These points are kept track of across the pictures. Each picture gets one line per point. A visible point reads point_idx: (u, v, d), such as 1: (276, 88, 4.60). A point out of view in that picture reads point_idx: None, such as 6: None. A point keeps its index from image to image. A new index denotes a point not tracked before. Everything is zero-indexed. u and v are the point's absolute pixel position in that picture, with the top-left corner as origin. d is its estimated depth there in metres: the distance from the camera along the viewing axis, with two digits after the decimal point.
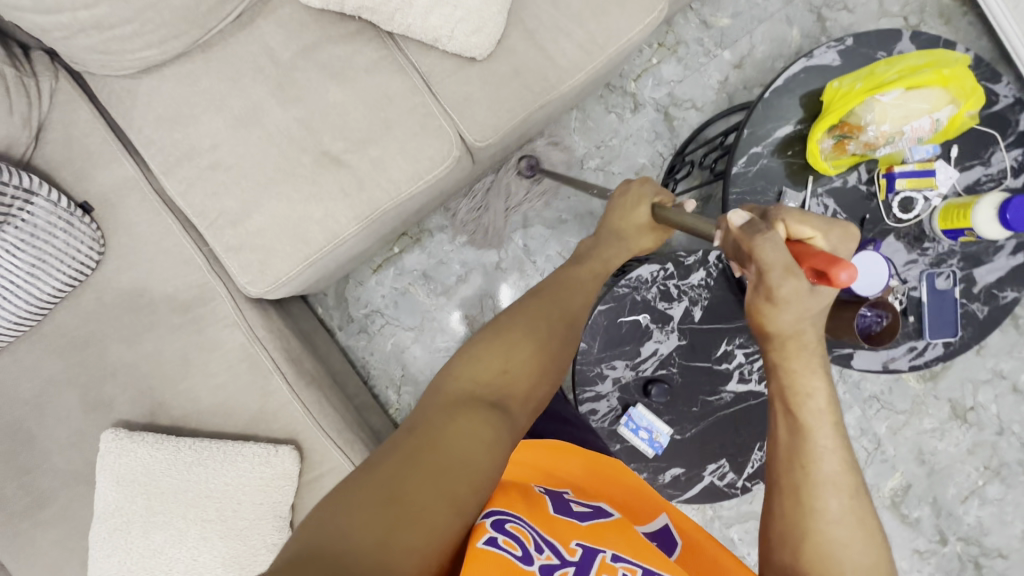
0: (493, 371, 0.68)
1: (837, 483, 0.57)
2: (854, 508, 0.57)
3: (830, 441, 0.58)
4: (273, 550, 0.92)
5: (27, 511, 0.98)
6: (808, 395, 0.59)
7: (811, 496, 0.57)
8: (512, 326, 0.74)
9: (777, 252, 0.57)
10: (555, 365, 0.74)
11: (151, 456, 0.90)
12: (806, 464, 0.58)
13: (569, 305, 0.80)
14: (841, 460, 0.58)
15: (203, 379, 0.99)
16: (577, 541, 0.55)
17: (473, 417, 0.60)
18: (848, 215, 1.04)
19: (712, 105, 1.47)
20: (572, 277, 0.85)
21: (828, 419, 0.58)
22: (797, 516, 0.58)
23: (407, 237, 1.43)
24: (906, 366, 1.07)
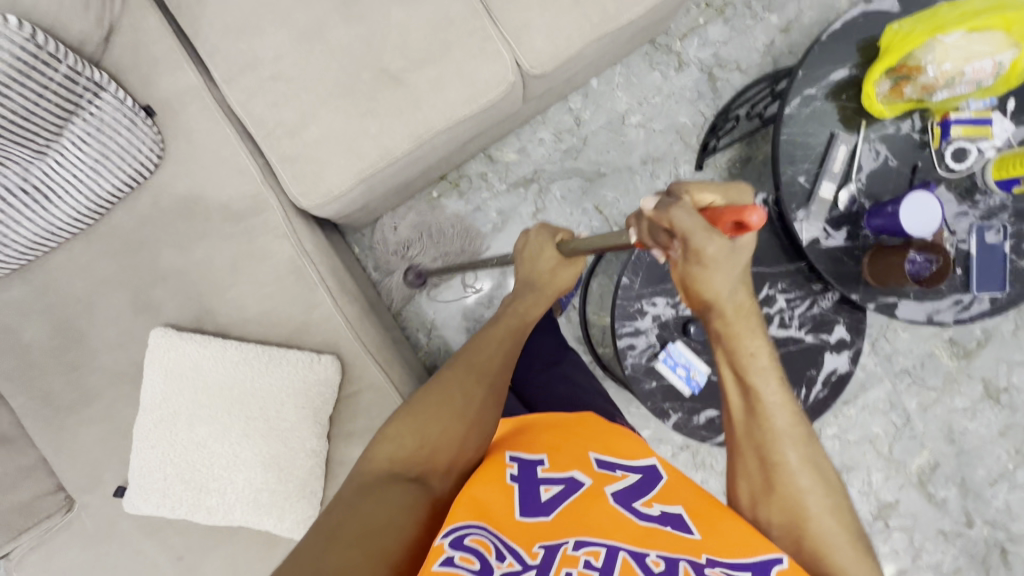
0: (412, 443, 0.66)
1: (790, 434, 0.61)
2: (809, 455, 0.61)
3: (776, 397, 0.62)
4: (311, 455, 0.93)
5: (73, 407, 1.00)
6: (752, 358, 0.62)
7: (772, 451, 0.61)
8: (426, 396, 0.71)
9: (691, 218, 0.55)
10: (482, 426, 0.71)
11: (200, 352, 0.92)
12: (762, 424, 0.62)
13: (486, 363, 0.77)
14: (788, 411, 0.62)
15: (250, 288, 1.00)
16: (539, 543, 0.54)
17: (387, 496, 0.59)
18: (900, 162, 1.04)
19: (757, 68, 1.46)
20: (488, 337, 0.81)
21: (772, 377, 0.62)
22: (762, 469, 0.61)
23: (446, 182, 1.45)
24: (951, 320, 1.06)
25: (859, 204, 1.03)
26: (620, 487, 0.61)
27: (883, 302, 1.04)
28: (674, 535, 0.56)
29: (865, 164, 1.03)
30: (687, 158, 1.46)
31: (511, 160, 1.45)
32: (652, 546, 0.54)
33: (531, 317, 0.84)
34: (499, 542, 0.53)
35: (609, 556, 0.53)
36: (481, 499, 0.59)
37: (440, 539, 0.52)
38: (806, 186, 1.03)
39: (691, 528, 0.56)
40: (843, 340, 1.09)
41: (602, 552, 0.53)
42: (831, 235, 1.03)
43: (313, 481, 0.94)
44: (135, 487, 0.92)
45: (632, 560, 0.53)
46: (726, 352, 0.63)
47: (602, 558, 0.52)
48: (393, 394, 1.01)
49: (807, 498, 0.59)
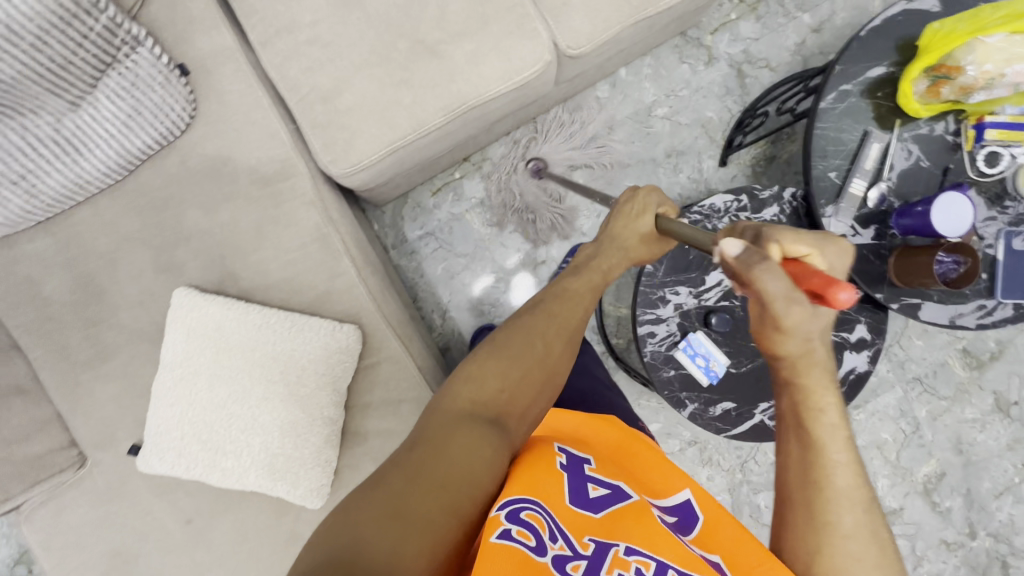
0: (493, 387, 0.64)
1: (850, 498, 0.55)
2: (866, 523, 0.55)
3: (844, 456, 0.56)
4: (329, 422, 0.93)
5: (90, 362, 1.00)
6: (820, 407, 0.57)
7: (823, 512, 0.55)
8: (508, 342, 0.70)
9: (777, 283, 0.50)
10: (553, 382, 0.71)
11: (223, 313, 0.92)
12: (821, 480, 0.56)
13: (568, 320, 0.75)
14: (855, 474, 0.56)
15: (274, 254, 1.00)
16: (591, 535, 0.54)
17: (472, 436, 0.58)
18: (931, 164, 1.03)
19: (786, 67, 1.46)
20: (571, 288, 0.79)
21: (840, 436, 0.56)
22: (810, 530, 0.56)
23: (469, 163, 1.44)
24: (974, 324, 1.05)
25: (889, 203, 1.03)
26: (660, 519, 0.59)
27: (907, 303, 1.04)
28: (713, 570, 0.53)
29: (897, 163, 1.03)
30: (711, 153, 1.45)
31: (536, 145, 1.45)
32: (695, 570, 0.51)
33: (613, 272, 0.82)
34: (552, 523, 0.53)
35: (659, 569, 0.51)
36: (539, 475, 0.58)
37: (496, 508, 0.51)
38: (836, 182, 1.03)
39: (726, 575, 0.54)
40: (863, 340, 1.08)
41: (651, 565, 0.52)
42: (858, 233, 1.03)
43: (329, 449, 0.94)
44: (151, 446, 0.91)
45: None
46: (791, 396, 0.58)
47: (652, 569, 0.51)
48: (411, 368, 1.00)
49: (855, 566, 0.54)
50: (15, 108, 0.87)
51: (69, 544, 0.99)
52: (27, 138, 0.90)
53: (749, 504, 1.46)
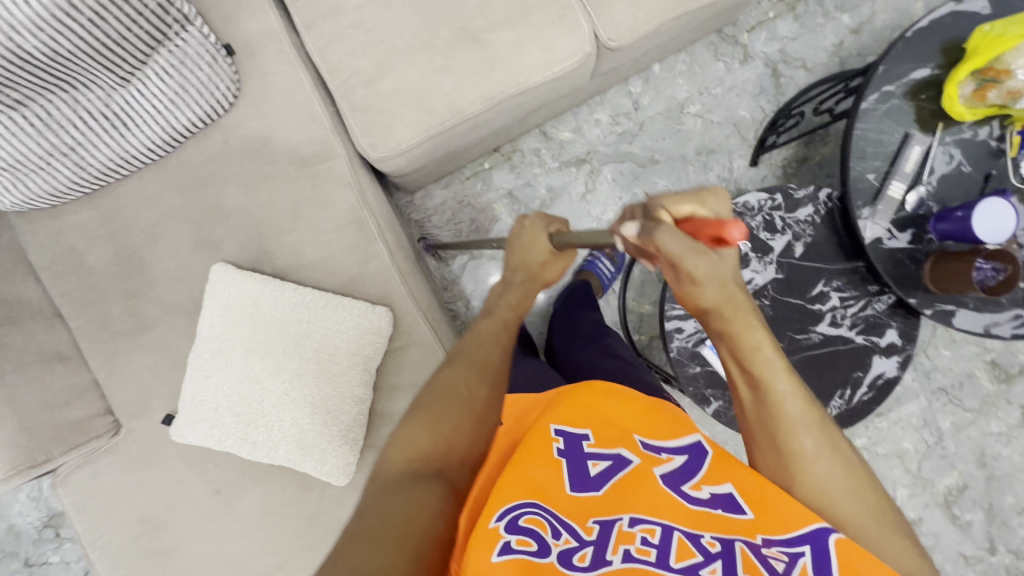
0: (426, 444, 0.64)
1: (804, 421, 0.58)
2: (824, 439, 0.58)
3: (787, 385, 0.59)
4: (358, 401, 0.95)
5: (128, 333, 1.02)
6: (756, 347, 0.59)
7: (787, 442, 0.58)
8: (431, 394, 0.69)
9: (677, 240, 0.55)
10: (490, 419, 0.69)
11: (260, 289, 0.94)
12: (777, 414, 0.58)
13: (490, 359, 0.74)
14: (800, 397, 0.59)
15: (310, 234, 1.02)
16: (593, 519, 0.55)
17: (406, 497, 0.58)
18: (973, 169, 1.01)
19: (823, 68, 1.44)
20: (482, 330, 0.78)
21: (779, 363, 0.59)
22: (781, 463, 0.58)
23: (499, 154, 1.45)
24: (1009, 334, 1.04)
25: (927, 207, 1.01)
26: (667, 470, 0.60)
27: (940, 309, 1.03)
28: (725, 515, 0.54)
29: (937, 167, 1.01)
30: (743, 152, 1.44)
31: (566, 138, 1.45)
32: (707, 528, 0.53)
33: (523, 303, 0.82)
34: (552, 520, 0.54)
35: (664, 535, 0.53)
36: (530, 471, 0.58)
37: (493, 522, 0.52)
38: (874, 184, 1.02)
39: (742, 507, 0.55)
40: (893, 345, 1.07)
41: (657, 530, 0.53)
42: (895, 236, 1.02)
43: (357, 427, 0.95)
44: (185, 417, 0.94)
45: (688, 541, 0.52)
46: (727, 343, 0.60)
47: (657, 536, 0.53)
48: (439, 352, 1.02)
49: (831, 483, 0.56)
50: (70, 82, 0.90)
51: (102, 509, 1.02)
52: (79, 112, 0.92)
53: None
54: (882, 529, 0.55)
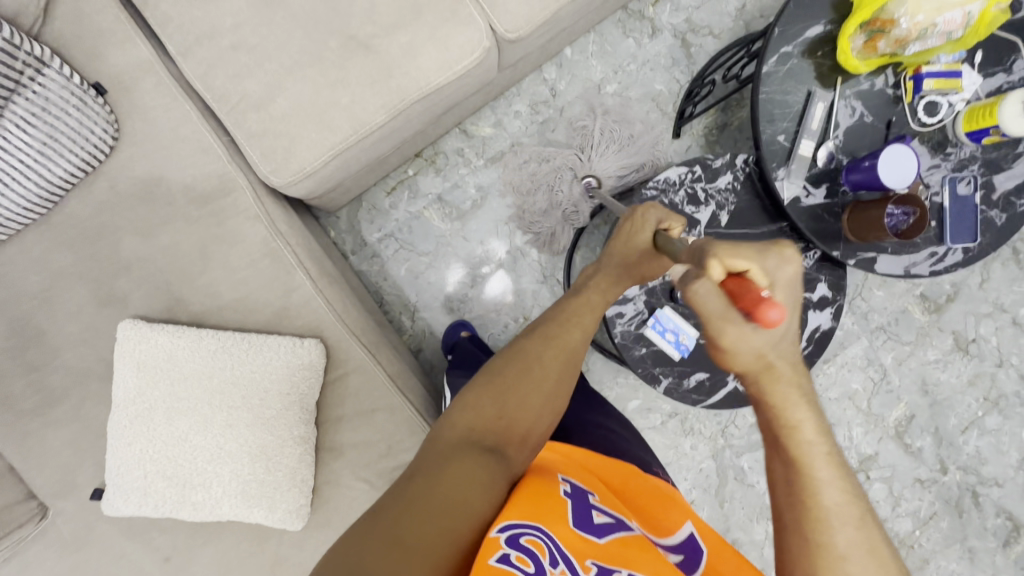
0: (490, 412, 0.65)
1: (841, 516, 0.49)
2: (865, 544, 0.48)
3: (841, 500, 0.49)
4: (300, 441, 0.90)
5: (38, 409, 0.94)
6: (807, 447, 0.51)
7: (814, 531, 0.49)
8: (502, 366, 0.70)
9: (710, 300, 0.51)
10: (556, 403, 0.69)
11: (174, 343, 0.88)
12: (807, 502, 0.50)
13: (570, 342, 0.73)
14: (856, 523, 0.49)
15: (224, 275, 0.96)
16: (593, 558, 0.52)
17: (468, 462, 0.58)
18: (875, 118, 1.04)
19: (729, 33, 1.46)
20: (569, 310, 0.77)
21: (823, 447, 0.51)
22: (804, 558, 0.49)
23: (421, 159, 1.41)
24: (928, 272, 1.08)
25: (838, 161, 1.04)
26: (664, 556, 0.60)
27: (863, 258, 1.06)
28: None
29: (842, 121, 1.03)
30: (665, 126, 1.45)
31: (488, 134, 1.42)
32: None
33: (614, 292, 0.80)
34: (553, 549, 0.51)
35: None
36: (540, 499, 0.58)
37: (496, 532, 0.51)
38: (785, 145, 1.03)
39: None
40: (825, 298, 1.10)
41: None
42: (812, 193, 1.04)
43: (304, 468, 0.91)
44: (114, 488, 0.87)
45: None
46: (763, 412, 0.53)
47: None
48: (380, 375, 0.98)
49: None
50: None
51: None
52: None
53: (733, 468, 1.49)
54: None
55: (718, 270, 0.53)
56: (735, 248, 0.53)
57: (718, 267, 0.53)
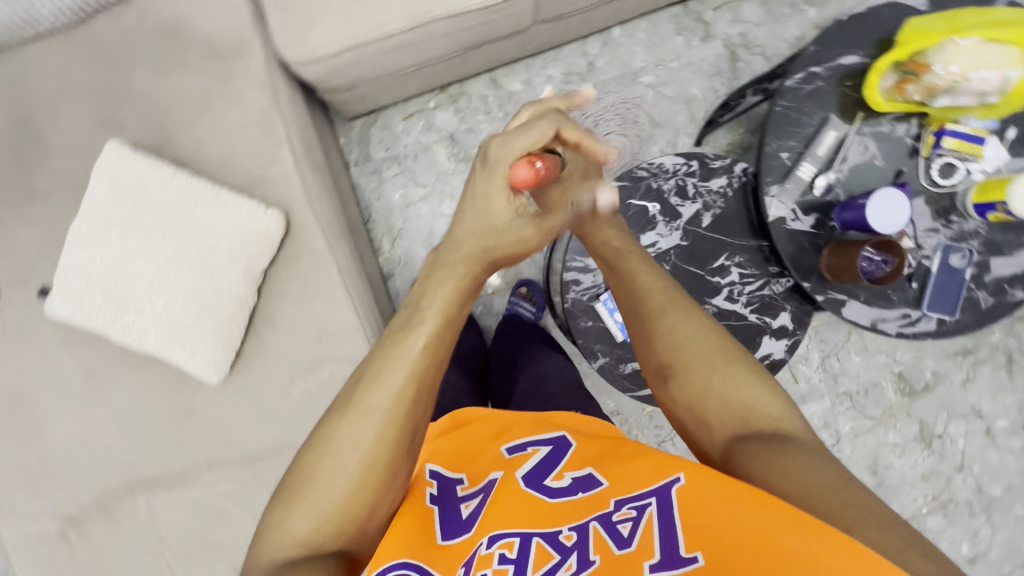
0: (311, 520, 0.60)
1: (660, 302, 0.75)
2: (679, 311, 0.74)
3: (657, 290, 0.76)
4: (236, 300, 0.94)
5: (17, 202, 0.99)
6: (626, 260, 0.80)
7: (651, 321, 0.74)
8: (317, 457, 0.62)
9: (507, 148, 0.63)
10: (390, 473, 0.63)
11: (148, 171, 0.92)
12: (641, 300, 0.76)
13: (392, 405, 0.62)
14: (669, 300, 0.75)
15: (217, 130, 0.99)
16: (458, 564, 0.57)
17: (305, 573, 0.56)
18: (885, 164, 1.02)
19: (781, 59, 1.44)
20: (393, 362, 0.63)
21: (636, 259, 0.80)
22: (651, 343, 0.73)
23: (445, 95, 1.43)
24: (894, 331, 1.05)
25: (834, 194, 1.02)
26: (530, 468, 0.65)
27: (832, 298, 1.03)
28: (583, 510, 0.58)
29: (851, 156, 1.01)
30: (689, 131, 1.44)
31: (516, 89, 1.43)
32: (564, 521, 0.57)
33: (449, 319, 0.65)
34: (421, 565, 0.56)
35: (523, 547, 0.56)
36: (404, 520, 0.62)
37: None
38: (786, 164, 1.02)
39: (598, 478, 0.61)
40: (785, 328, 1.09)
41: (515, 541, 0.56)
42: (799, 219, 1.02)
43: (233, 327, 0.95)
44: (58, 288, 0.92)
45: (545, 542, 0.56)
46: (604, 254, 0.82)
47: (515, 550, 0.55)
48: (330, 266, 1.01)
49: (687, 348, 0.71)
50: None
51: None
52: None
53: None
54: (840, 476, 0.57)
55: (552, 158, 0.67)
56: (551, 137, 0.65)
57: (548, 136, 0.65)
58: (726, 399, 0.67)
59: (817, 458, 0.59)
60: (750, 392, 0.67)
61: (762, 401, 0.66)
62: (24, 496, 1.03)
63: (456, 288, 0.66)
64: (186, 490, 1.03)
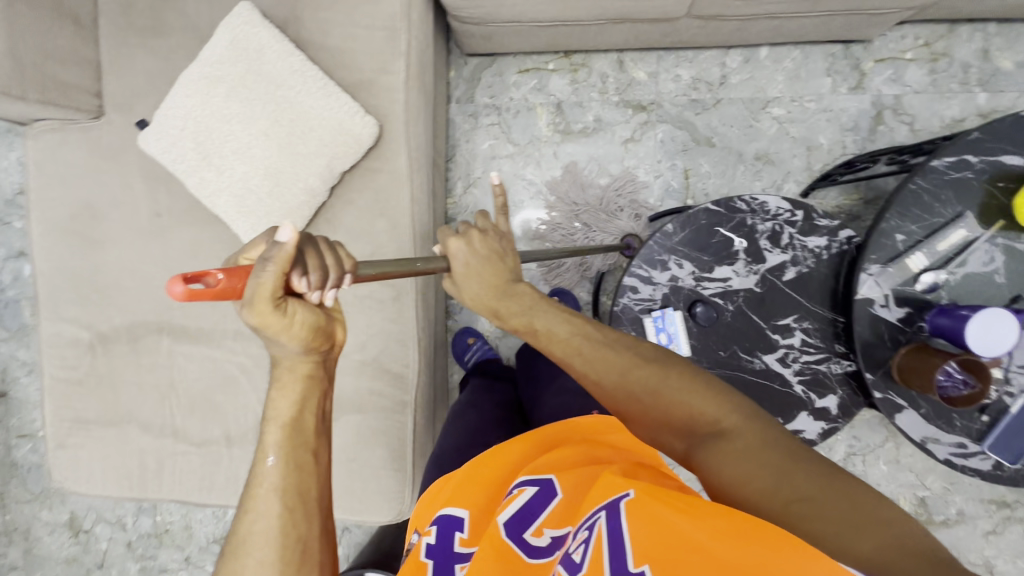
0: None
1: (573, 346, 0.72)
2: (589, 341, 0.72)
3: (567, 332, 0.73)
4: (308, 192, 0.95)
5: (146, 32, 1.03)
6: (530, 328, 0.75)
7: (579, 369, 0.71)
8: None
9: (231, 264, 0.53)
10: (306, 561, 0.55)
11: (268, 40, 0.93)
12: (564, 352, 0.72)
13: (285, 507, 0.55)
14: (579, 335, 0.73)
15: (342, 21, 0.98)
16: None
17: None
18: (1006, 283, 0.92)
19: (928, 136, 1.30)
20: (265, 486, 0.55)
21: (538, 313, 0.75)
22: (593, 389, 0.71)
23: (567, 61, 1.38)
24: (942, 457, 0.97)
25: (937, 295, 0.93)
26: (513, 513, 0.60)
27: (891, 400, 0.96)
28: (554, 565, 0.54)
29: (970, 262, 0.92)
30: (800, 179, 1.34)
31: (639, 78, 1.37)
32: None
33: (294, 463, 0.56)
34: None
35: None
36: None
37: None
38: (898, 247, 0.93)
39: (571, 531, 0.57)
40: (827, 411, 1.02)
41: None
42: (888, 307, 0.94)
43: (296, 215, 0.96)
44: (156, 123, 0.96)
45: None
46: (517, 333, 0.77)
47: None
48: (403, 191, 0.99)
49: (613, 377, 0.68)
50: None
51: (56, 176, 1.08)
52: None
53: None
54: (786, 458, 0.54)
55: (301, 314, 0.54)
56: (260, 283, 0.48)
57: (273, 273, 0.48)
58: (661, 406, 0.65)
59: (764, 446, 0.56)
60: (688, 396, 0.64)
61: (699, 402, 0.64)
62: (71, 301, 1.10)
63: (299, 397, 0.58)
64: (207, 348, 1.08)
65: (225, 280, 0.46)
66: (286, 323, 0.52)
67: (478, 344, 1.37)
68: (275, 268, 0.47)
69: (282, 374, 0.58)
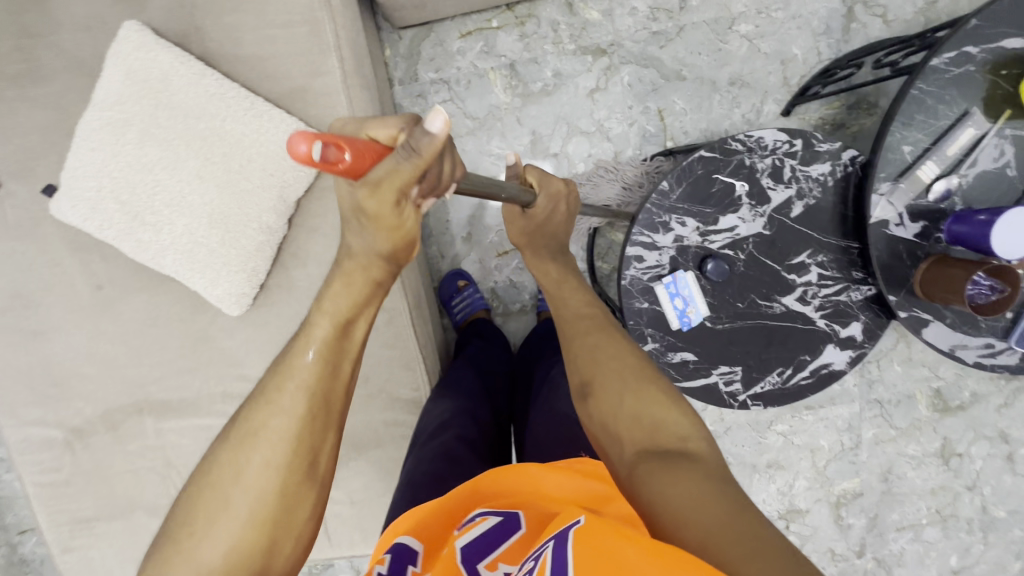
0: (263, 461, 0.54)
1: (585, 316, 0.78)
2: (597, 324, 0.77)
3: (580, 304, 0.80)
4: (264, 230, 0.85)
5: (22, 80, 0.86)
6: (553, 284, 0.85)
7: (578, 339, 0.75)
8: (263, 405, 0.56)
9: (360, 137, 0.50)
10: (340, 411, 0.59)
11: (174, 67, 0.80)
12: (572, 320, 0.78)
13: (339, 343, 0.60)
14: (593, 317, 0.78)
15: (253, 23, 0.83)
16: None
17: (279, 498, 0.54)
18: (1018, 175, 0.87)
19: (903, 24, 1.23)
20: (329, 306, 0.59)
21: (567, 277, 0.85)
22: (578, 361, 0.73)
23: (512, 14, 1.24)
24: (972, 360, 0.96)
25: (950, 202, 0.89)
26: (472, 539, 0.58)
27: (916, 316, 0.93)
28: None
29: (981, 160, 0.87)
30: (779, 97, 1.25)
31: (593, 19, 1.24)
32: None
33: (332, 366, 0.58)
34: None
35: None
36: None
37: None
38: (907, 160, 0.88)
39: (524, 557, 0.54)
40: (853, 338, 0.99)
41: None
42: (903, 225, 0.90)
43: (258, 259, 0.86)
44: (65, 187, 0.82)
45: None
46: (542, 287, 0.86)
47: None
48: None
49: (604, 359, 0.70)
50: None
51: None
52: None
53: None
54: (740, 504, 0.51)
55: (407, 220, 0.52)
56: (398, 171, 0.45)
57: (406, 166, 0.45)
58: (633, 412, 0.63)
59: (720, 484, 0.53)
60: (660, 410, 0.63)
61: (673, 420, 0.62)
62: (30, 401, 0.98)
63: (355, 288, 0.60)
64: (197, 419, 0.98)
65: (352, 160, 0.43)
66: (393, 218, 0.51)
67: (469, 289, 1.27)
68: (422, 161, 0.45)
69: (345, 263, 0.58)
